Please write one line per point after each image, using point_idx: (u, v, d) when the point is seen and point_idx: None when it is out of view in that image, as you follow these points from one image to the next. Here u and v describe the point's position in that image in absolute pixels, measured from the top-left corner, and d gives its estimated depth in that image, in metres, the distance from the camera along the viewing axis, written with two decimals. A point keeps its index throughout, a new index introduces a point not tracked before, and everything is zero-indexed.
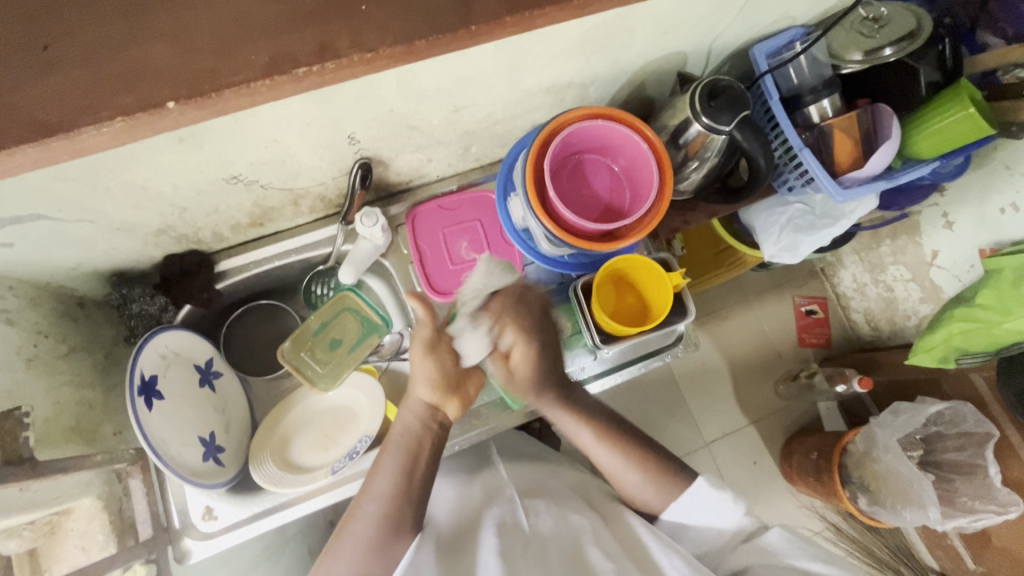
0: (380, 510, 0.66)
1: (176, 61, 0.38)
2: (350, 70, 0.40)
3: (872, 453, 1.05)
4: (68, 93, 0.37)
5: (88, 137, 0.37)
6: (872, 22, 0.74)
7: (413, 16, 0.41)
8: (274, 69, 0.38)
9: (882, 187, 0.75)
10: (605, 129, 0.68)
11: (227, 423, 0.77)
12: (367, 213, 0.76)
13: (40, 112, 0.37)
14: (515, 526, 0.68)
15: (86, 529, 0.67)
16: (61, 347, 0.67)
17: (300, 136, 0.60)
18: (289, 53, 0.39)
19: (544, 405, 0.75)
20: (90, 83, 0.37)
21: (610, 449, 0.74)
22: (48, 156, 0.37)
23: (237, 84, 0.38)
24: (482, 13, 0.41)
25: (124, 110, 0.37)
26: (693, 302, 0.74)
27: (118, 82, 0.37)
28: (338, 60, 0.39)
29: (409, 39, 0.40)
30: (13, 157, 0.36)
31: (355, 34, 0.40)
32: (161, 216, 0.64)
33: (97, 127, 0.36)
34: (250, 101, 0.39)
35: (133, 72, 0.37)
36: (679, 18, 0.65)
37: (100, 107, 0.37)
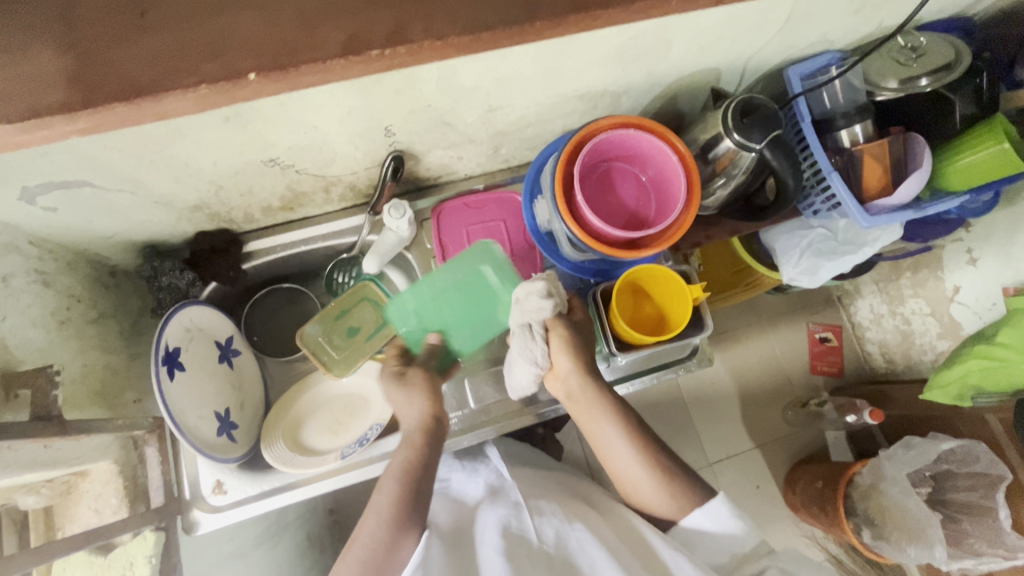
0: (379, 529, 0.63)
1: (255, 30, 0.39)
2: (417, 56, 0.41)
3: (879, 486, 1.05)
4: (164, 54, 0.38)
5: (171, 101, 0.38)
6: (910, 51, 0.75)
7: (476, 7, 0.42)
8: (349, 48, 0.39)
9: (910, 217, 0.75)
10: (635, 139, 0.69)
11: (242, 401, 0.79)
12: (395, 205, 0.77)
13: (134, 71, 0.38)
14: (520, 526, 0.67)
15: (100, 492, 0.66)
16: (91, 313, 0.69)
17: (340, 125, 0.61)
18: (363, 34, 0.40)
19: (581, 397, 0.72)
20: (157, 47, 0.38)
21: (637, 452, 0.69)
22: (134, 116, 0.38)
23: (313, 60, 0.39)
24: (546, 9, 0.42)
25: (207, 77, 0.38)
26: (711, 317, 0.74)
27: (206, 48, 0.38)
28: (409, 45, 0.40)
29: (477, 28, 0.41)
30: (100, 113, 0.38)
31: (427, 21, 0.40)
32: (198, 193, 0.66)
33: (184, 90, 0.38)
34: (320, 77, 0.39)
35: (219, 40, 0.39)
36: (718, 34, 0.66)
37: (162, 74, 0.38)
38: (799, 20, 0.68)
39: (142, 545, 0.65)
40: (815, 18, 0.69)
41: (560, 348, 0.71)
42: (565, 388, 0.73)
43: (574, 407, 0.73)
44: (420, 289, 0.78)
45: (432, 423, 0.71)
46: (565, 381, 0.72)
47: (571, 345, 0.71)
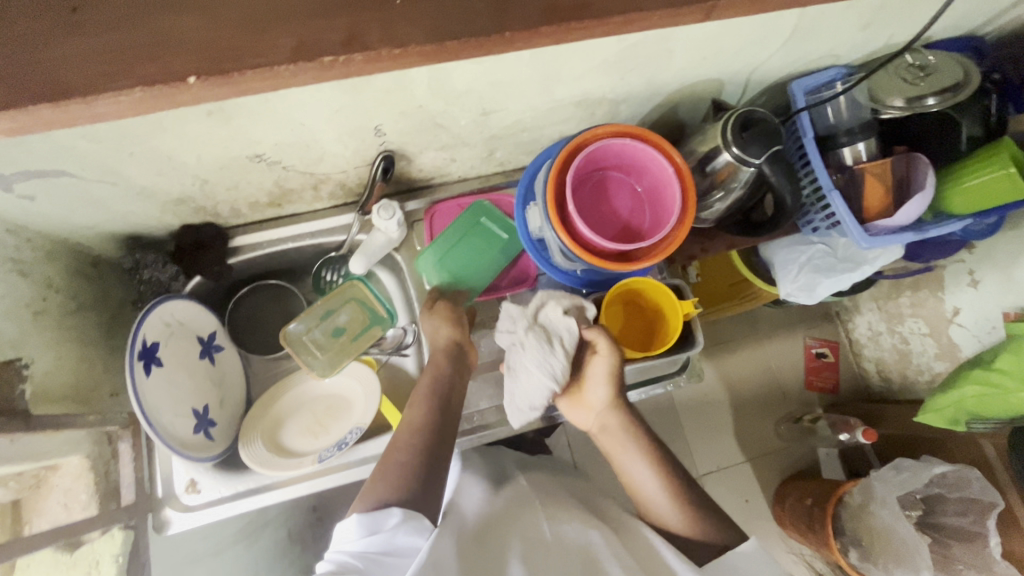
0: (412, 440, 0.65)
1: (197, 34, 0.38)
2: (377, 64, 0.39)
3: (868, 507, 1.03)
4: (94, 56, 0.37)
5: (104, 105, 0.37)
6: (918, 69, 0.74)
7: (449, 13, 0.40)
8: (299, 55, 0.38)
9: (910, 239, 0.73)
10: (631, 148, 0.67)
11: (222, 398, 0.78)
12: (385, 205, 0.75)
13: (66, 76, 0.36)
14: (544, 534, 0.63)
15: (70, 486, 0.65)
16: (69, 304, 0.67)
17: (327, 123, 0.60)
18: (315, 41, 0.38)
19: (613, 432, 0.71)
20: (115, 45, 0.37)
21: (664, 486, 0.68)
22: (66, 118, 0.37)
23: (260, 65, 0.37)
24: (515, 22, 0.41)
25: (141, 80, 0.37)
26: (701, 333, 0.72)
27: (147, 51, 0.37)
28: (366, 52, 0.38)
29: (441, 38, 0.40)
30: (62, 110, 0.36)
31: (388, 29, 0.39)
32: (182, 186, 0.65)
33: (117, 95, 0.36)
34: (273, 83, 0.38)
35: (159, 43, 0.37)
36: (721, 44, 0.64)
37: (119, 73, 0.37)
38: (805, 33, 0.66)
39: (110, 544, 0.65)
40: (821, 32, 0.67)
41: (596, 372, 0.70)
42: (596, 420, 0.73)
43: (604, 434, 0.72)
44: (474, 220, 0.80)
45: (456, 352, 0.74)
46: (598, 414, 0.72)
47: (612, 379, 0.70)
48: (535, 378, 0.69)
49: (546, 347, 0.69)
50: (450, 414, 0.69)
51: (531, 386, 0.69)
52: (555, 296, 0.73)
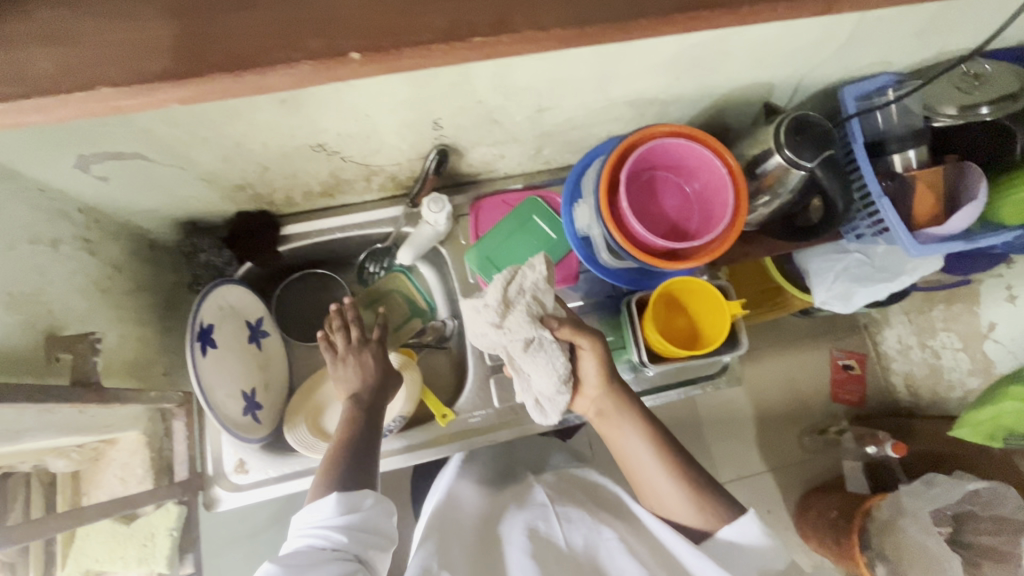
0: (338, 451, 0.64)
1: (357, 13, 0.37)
2: (519, 48, 0.38)
3: (897, 521, 1.01)
4: (271, 30, 0.36)
5: (274, 78, 0.36)
6: (973, 78, 0.74)
7: (585, 1, 0.39)
8: (453, 34, 0.37)
9: (960, 247, 0.72)
10: (684, 149, 0.68)
11: (267, 382, 0.79)
12: (435, 198, 0.76)
13: (237, 44, 0.36)
14: (549, 531, 0.66)
15: (127, 461, 0.67)
16: (130, 285, 0.69)
17: (388, 115, 0.61)
18: (467, 20, 0.38)
19: (615, 421, 0.70)
20: (267, 20, 0.36)
21: (670, 476, 0.67)
22: (233, 89, 0.36)
23: (415, 44, 0.37)
24: (649, 9, 0.40)
25: (310, 54, 0.36)
26: (746, 336, 0.73)
27: (306, 26, 0.36)
28: (512, 35, 0.38)
29: (583, 23, 0.39)
30: (210, 84, 0.35)
31: (532, 12, 0.38)
32: (244, 173, 0.67)
33: (286, 66, 0.35)
34: (424, 63, 0.38)
35: (321, 20, 0.37)
36: (778, 47, 0.65)
37: (290, 46, 0.36)
38: (862, 38, 0.66)
39: (166, 517, 0.65)
40: (879, 38, 0.67)
41: (585, 358, 0.68)
42: (593, 406, 0.71)
43: (604, 423, 0.71)
44: (525, 216, 0.82)
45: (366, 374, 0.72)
46: (595, 399, 0.70)
47: (602, 366, 0.68)
48: (545, 361, 0.64)
49: (536, 324, 0.62)
50: (375, 419, 0.69)
51: (545, 368, 0.64)
52: (506, 271, 0.65)
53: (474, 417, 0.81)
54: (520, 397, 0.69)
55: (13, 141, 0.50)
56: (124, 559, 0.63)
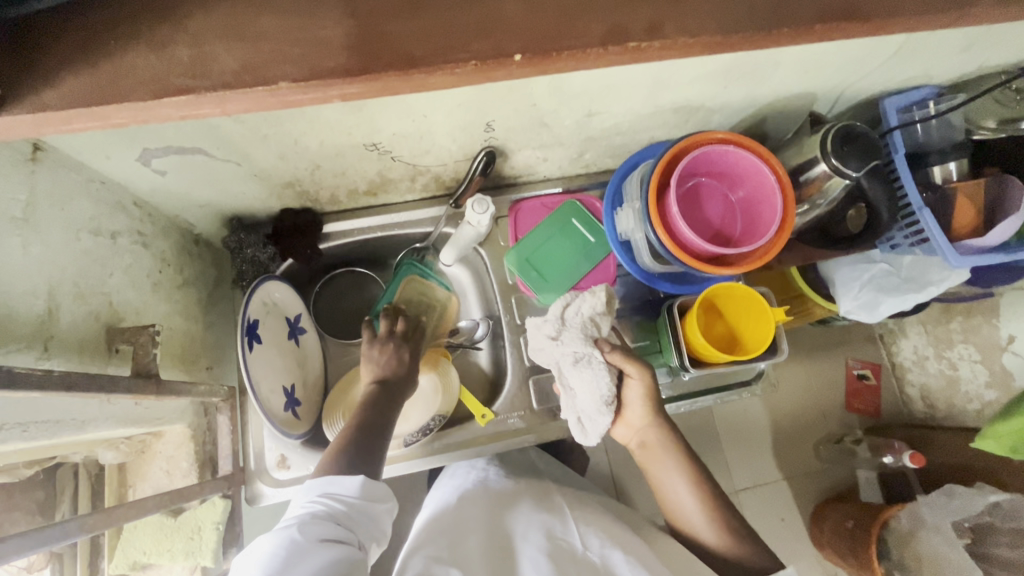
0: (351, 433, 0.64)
1: (525, 17, 0.38)
2: (667, 55, 0.39)
3: (918, 532, 1.02)
4: (435, 32, 0.36)
5: (437, 79, 0.36)
6: (1015, 92, 0.75)
7: (723, 11, 0.40)
8: (610, 39, 0.37)
9: (1000, 259, 0.73)
10: (732, 156, 0.68)
11: (305, 378, 0.79)
12: (479, 199, 0.75)
13: (409, 46, 0.36)
14: (566, 535, 0.64)
15: (173, 454, 0.67)
16: (178, 279, 0.70)
17: (444, 117, 0.62)
18: (622, 27, 0.38)
19: (653, 447, 0.71)
20: (436, 27, 0.37)
21: (698, 501, 0.68)
22: (392, 87, 0.36)
23: (575, 49, 0.37)
24: (791, 22, 0.42)
25: (476, 55, 0.36)
26: (787, 343, 0.73)
27: (478, 28, 0.37)
28: (664, 42, 0.39)
29: (729, 31, 0.40)
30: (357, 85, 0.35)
31: (683, 21, 0.39)
32: (296, 170, 0.67)
33: (454, 67, 0.36)
34: (579, 67, 0.38)
35: (491, 23, 0.37)
36: (828, 58, 0.66)
37: (458, 48, 0.36)
38: (911, 52, 0.67)
39: (211, 512, 0.64)
40: (927, 51, 0.68)
41: (631, 387, 0.71)
42: (636, 437, 0.73)
43: (644, 455, 0.72)
44: (563, 219, 0.83)
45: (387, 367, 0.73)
46: (637, 429, 0.72)
47: (648, 396, 0.70)
48: (592, 380, 0.68)
49: (589, 343, 0.69)
50: (392, 405, 0.69)
51: (590, 386, 0.69)
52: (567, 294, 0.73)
53: (513, 419, 0.81)
54: (564, 416, 0.73)
55: (85, 133, 0.50)
56: (172, 551, 0.63)
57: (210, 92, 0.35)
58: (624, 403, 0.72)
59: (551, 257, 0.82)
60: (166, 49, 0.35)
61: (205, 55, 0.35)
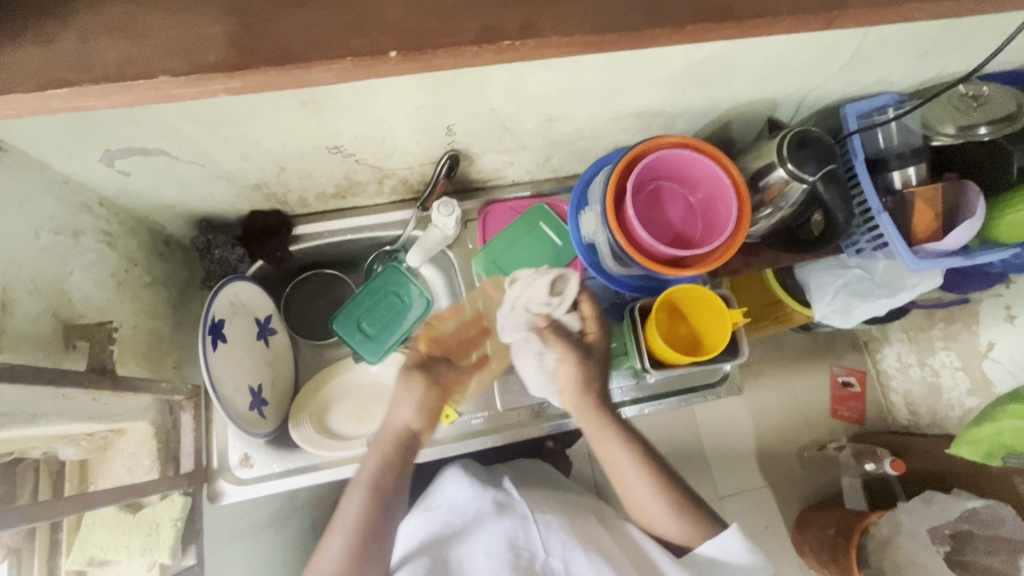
0: (351, 537, 0.64)
1: (400, 15, 0.38)
2: (541, 52, 0.39)
3: (895, 539, 1.03)
4: (314, 29, 0.37)
5: (318, 73, 0.37)
6: (971, 99, 0.76)
7: (601, 10, 0.40)
8: (482, 37, 0.38)
9: (958, 263, 0.74)
10: (689, 160, 0.70)
11: (274, 378, 0.80)
12: (445, 202, 0.78)
13: (288, 41, 0.37)
14: (528, 543, 0.68)
15: (135, 451, 0.67)
16: (146, 279, 0.71)
17: (405, 120, 0.63)
18: (496, 25, 0.39)
19: (596, 428, 0.72)
20: (324, 20, 0.37)
21: (648, 480, 0.69)
22: (277, 83, 0.37)
23: (449, 46, 0.38)
24: (665, 17, 0.41)
25: (353, 52, 0.37)
26: (746, 345, 0.74)
27: (352, 28, 0.37)
28: (537, 39, 0.39)
29: (602, 30, 0.40)
30: (257, 77, 0.36)
31: (557, 20, 0.39)
32: (261, 172, 0.68)
33: (329, 63, 0.36)
34: (456, 63, 0.39)
35: (365, 21, 0.38)
36: (782, 65, 0.67)
37: (333, 45, 0.37)
38: (863, 59, 0.69)
39: (170, 508, 0.66)
40: (880, 59, 0.69)
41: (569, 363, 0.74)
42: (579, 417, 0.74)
43: (598, 441, 0.72)
44: (532, 223, 0.84)
45: (401, 438, 0.72)
46: (583, 410, 0.73)
47: (579, 380, 0.73)
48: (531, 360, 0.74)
49: (524, 324, 0.74)
50: (389, 484, 0.68)
51: (528, 369, 0.75)
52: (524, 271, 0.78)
53: (476, 419, 0.82)
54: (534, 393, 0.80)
55: (43, 134, 0.51)
56: (128, 547, 0.63)
57: (98, 86, 0.35)
58: (561, 387, 0.74)
59: (516, 262, 0.83)
60: (58, 44, 0.36)
61: (85, 50, 0.36)
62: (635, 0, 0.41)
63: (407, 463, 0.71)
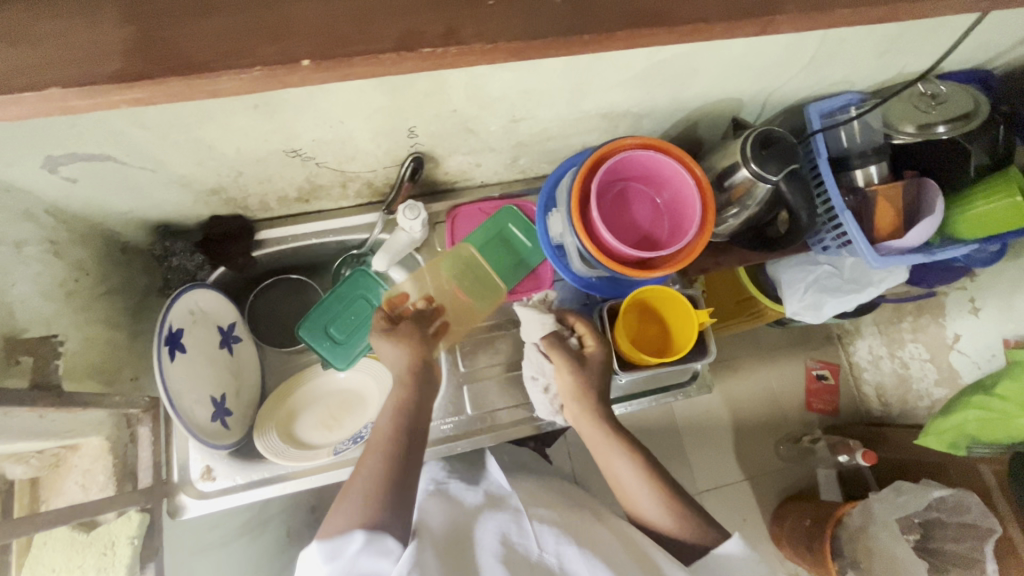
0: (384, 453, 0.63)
1: (316, 12, 0.37)
2: (467, 58, 0.39)
3: (869, 529, 1.03)
4: (219, 38, 0.36)
5: (224, 81, 0.36)
6: (929, 98, 0.77)
7: (530, 12, 0.40)
8: (403, 44, 0.37)
9: (920, 260, 0.75)
10: (653, 161, 0.70)
11: (239, 388, 0.79)
12: (411, 205, 0.77)
13: (194, 52, 0.35)
14: (521, 537, 0.63)
15: (89, 467, 0.65)
16: (99, 288, 0.69)
17: (365, 123, 0.62)
18: (418, 30, 0.37)
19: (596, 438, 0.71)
20: (239, 25, 0.36)
21: (645, 485, 0.67)
22: (186, 93, 0.36)
23: (366, 53, 0.37)
24: (593, 22, 0.40)
25: (261, 59, 0.36)
26: (714, 343, 0.75)
27: (262, 30, 0.36)
28: (461, 46, 0.38)
29: (529, 35, 0.39)
30: (173, 84, 0.35)
31: (481, 26, 0.39)
32: (218, 177, 0.66)
33: (236, 72, 0.35)
34: (370, 73, 0.38)
35: (274, 26, 0.36)
36: (743, 67, 0.67)
37: (242, 53, 0.36)
38: (824, 59, 0.69)
39: (127, 525, 0.65)
40: (841, 58, 0.70)
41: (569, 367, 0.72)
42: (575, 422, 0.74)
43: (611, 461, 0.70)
44: (502, 224, 0.84)
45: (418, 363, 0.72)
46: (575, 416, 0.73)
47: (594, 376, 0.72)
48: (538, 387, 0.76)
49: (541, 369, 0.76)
50: (422, 401, 0.69)
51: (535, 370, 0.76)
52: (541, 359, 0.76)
53: (446, 425, 0.81)
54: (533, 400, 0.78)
55: None
56: (82, 568, 0.61)
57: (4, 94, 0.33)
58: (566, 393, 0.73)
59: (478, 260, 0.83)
60: None
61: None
62: (564, 3, 0.40)
63: (430, 390, 0.71)
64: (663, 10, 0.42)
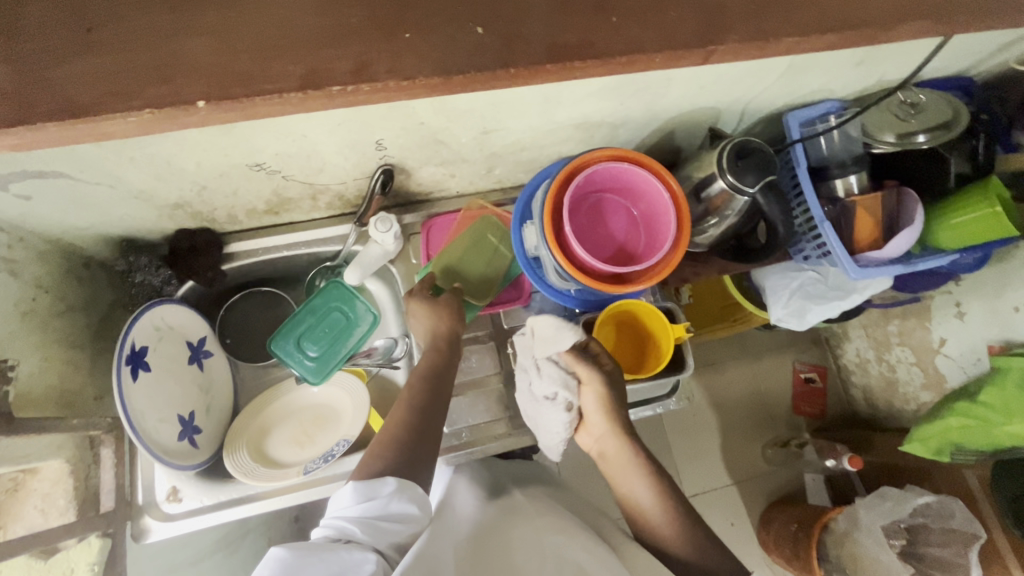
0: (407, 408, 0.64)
1: (206, 58, 0.38)
2: (382, 94, 0.40)
3: (853, 534, 1.01)
4: (114, 75, 0.38)
5: (112, 126, 0.38)
6: (910, 106, 0.75)
7: (451, 46, 0.41)
8: (308, 83, 0.39)
9: (899, 271, 0.74)
10: (627, 172, 0.68)
11: (209, 405, 0.77)
12: (383, 218, 0.76)
13: (72, 93, 0.37)
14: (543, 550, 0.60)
15: (48, 492, 0.64)
16: (59, 306, 0.67)
17: (329, 136, 0.60)
18: (325, 69, 0.39)
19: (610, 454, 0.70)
20: (156, 59, 0.38)
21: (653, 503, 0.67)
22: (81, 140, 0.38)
23: (270, 92, 0.38)
24: (524, 57, 0.42)
25: (150, 102, 0.38)
26: (690, 358, 0.74)
27: (152, 73, 0.38)
28: (373, 83, 0.40)
29: (448, 71, 0.41)
30: (121, 121, 0.37)
31: (393, 61, 0.40)
32: (180, 191, 0.65)
33: (126, 117, 0.37)
34: (281, 109, 0.40)
35: (168, 65, 0.38)
36: (717, 78, 0.66)
37: (130, 95, 0.38)
38: (801, 68, 0.68)
39: (86, 552, 0.65)
40: (818, 68, 0.68)
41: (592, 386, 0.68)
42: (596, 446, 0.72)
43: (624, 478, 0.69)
44: (479, 235, 0.81)
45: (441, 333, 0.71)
46: (597, 438, 0.71)
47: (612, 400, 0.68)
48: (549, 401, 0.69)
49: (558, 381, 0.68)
50: (444, 368, 0.69)
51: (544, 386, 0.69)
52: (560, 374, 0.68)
53: None
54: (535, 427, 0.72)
55: None
56: None
57: None
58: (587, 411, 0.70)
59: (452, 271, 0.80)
60: None
61: None
62: (486, 40, 0.42)
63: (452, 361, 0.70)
64: (590, 42, 0.44)
